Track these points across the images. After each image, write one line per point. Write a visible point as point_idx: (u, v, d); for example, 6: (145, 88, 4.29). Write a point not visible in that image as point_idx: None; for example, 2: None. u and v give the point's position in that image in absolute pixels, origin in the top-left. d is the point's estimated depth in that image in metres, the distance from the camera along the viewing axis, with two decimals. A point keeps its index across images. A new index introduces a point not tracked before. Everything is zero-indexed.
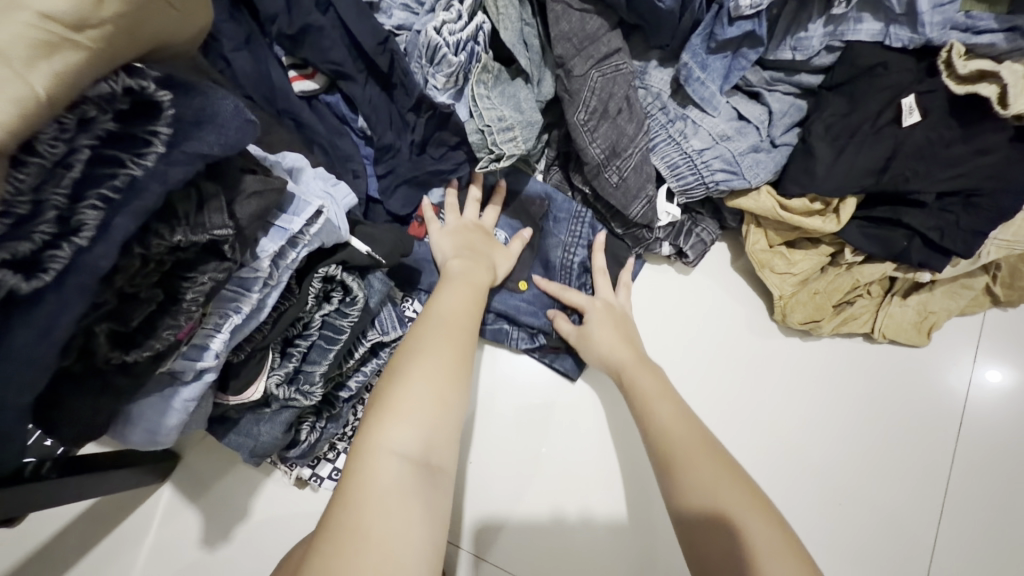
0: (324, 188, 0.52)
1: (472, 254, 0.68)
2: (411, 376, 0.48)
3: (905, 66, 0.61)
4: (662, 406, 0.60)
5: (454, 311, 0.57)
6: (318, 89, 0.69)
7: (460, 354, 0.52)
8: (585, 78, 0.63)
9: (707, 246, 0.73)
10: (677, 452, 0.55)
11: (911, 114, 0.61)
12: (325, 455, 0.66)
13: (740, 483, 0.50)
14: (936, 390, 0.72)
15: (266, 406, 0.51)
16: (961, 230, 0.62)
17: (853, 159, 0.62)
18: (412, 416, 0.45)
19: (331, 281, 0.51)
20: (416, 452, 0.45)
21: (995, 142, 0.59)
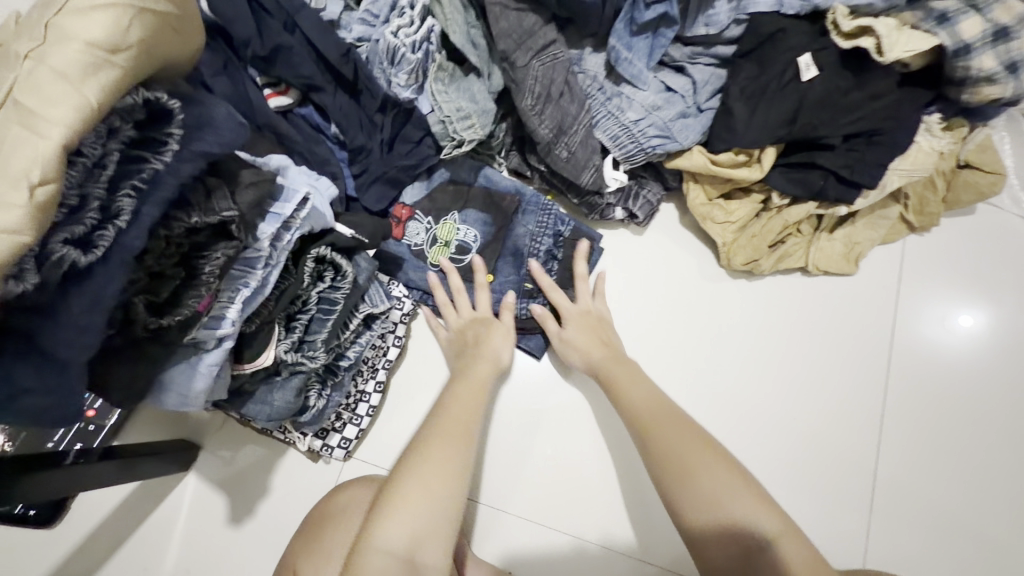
0: (308, 181, 0.59)
1: (473, 353, 0.73)
2: (409, 476, 0.56)
3: (797, 31, 0.71)
4: (633, 387, 0.69)
5: (452, 405, 0.65)
6: (292, 103, 0.79)
7: (452, 451, 0.59)
8: (528, 68, 0.73)
9: (654, 207, 0.81)
10: (649, 426, 0.65)
11: (808, 70, 0.70)
12: (332, 426, 0.73)
13: (703, 453, 0.61)
14: (907, 349, 0.81)
15: (277, 374, 0.58)
16: (866, 164, 0.72)
17: (765, 114, 0.71)
18: (406, 513, 0.53)
19: (323, 262, 0.59)
20: (403, 548, 0.52)
21: (881, 88, 0.69)
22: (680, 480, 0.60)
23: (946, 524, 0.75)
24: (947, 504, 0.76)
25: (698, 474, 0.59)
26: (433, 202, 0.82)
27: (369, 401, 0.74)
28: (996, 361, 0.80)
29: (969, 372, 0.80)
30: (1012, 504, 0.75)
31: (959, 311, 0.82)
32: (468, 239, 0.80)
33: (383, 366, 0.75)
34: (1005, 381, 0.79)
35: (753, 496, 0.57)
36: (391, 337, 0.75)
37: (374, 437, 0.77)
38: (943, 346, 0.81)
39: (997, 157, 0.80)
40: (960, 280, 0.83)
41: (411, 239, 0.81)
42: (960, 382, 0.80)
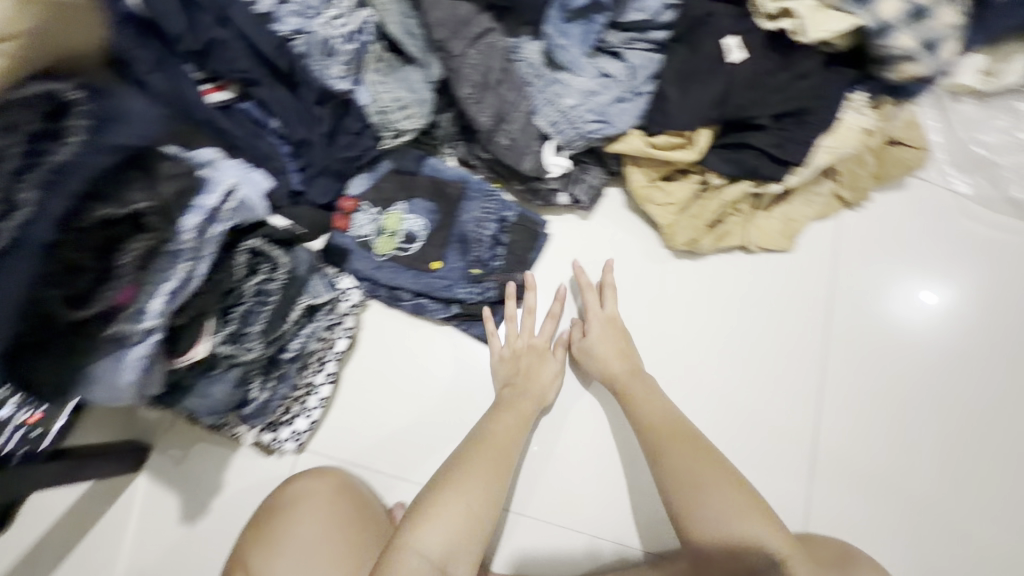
0: (240, 172, 0.58)
1: (524, 384, 0.76)
2: (447, 492, 0.63)
3: (723, 14, 0.73)
4: (645, 402, 0.73)
5: (497, 430, 0.71)
6: (231, 98, 0.78)
7: (490, 473, 0.66)
8: (464, 56, 0.74)
9: (597, 191, 0.83)
10: (661, 442, 0.69)
11: (733, 53, 0.73)
12: (282, 420, 0.73)
13: (714, 471, 0.65)
14: (873, 325, 0.84)
15: (214, 367, 0.58)
16: (796, 143, 0.74)
17: (696, 96, 0.73)
18: (443, 522, 0.61)
19: (258, 254, 0.59)
20: (437, 556, 0.59)
21: (807, 67, 0.72)
22: (691, 494, 0.64)
23: (891, 494, 0.79)
24: (918, 486, 0.79)
25: (708, 489, 0.64)
26: (378, 193, 0.82)
27: (319, 394, 0.74)
28: (958, 336, 0.84)
29: (935, 349, 0.83)
30: (994, 491, 0.79)
31: (922, 289, 0.85)
32: (415, 227, 0.81)
33: (333, 358, 0.75)
34: (968, 358, 0.83)
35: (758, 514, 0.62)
36: (340, 328, 0.75)
37: (328, 430, 0.78)
38: (905, 321, 0.84)
39: (923, 133, 0.82)
40: (916, 258, 0.87)
41: (356, 230, 0.81)
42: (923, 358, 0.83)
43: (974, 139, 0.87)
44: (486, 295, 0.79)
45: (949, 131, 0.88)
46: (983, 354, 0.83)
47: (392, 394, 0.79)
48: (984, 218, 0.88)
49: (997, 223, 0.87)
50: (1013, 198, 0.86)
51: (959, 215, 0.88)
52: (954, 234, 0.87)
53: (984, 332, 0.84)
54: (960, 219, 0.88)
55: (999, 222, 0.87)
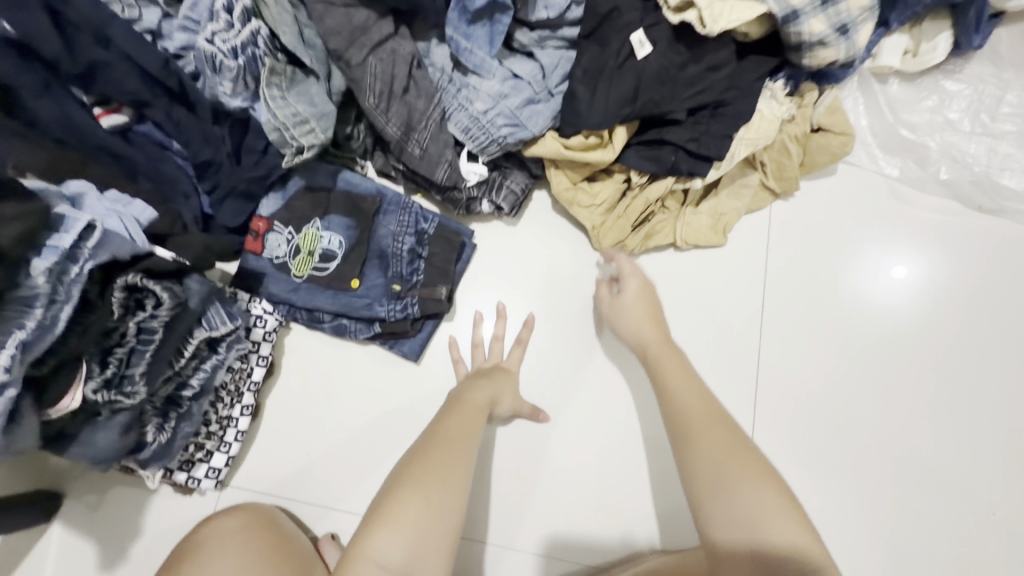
0: (111, 206, 0.56)
1: (478, 382, 0.74)
2: (405, 491, 0.57)
3: (631, 6, 0.70)
4: (676, 378, 0.65)
5: (453, 425, 0.66)
6: (128, 121, 0.74)
7: (451, 472, 0.60)
8: (365, 65, 0.71)
9: (519, 196, 0.80)
10: (689, 422, 0.61)
11: (642, 47, 0.70)
12: (197, 457, 0.70)
13: (745, 463, 0.56)
14: (843, 300, 0.84)
15: (98, 414, 0.54)
16: (712, 136, 0.73)
17: (607, 94, 0.70)
18: (397, 528, 0.55)
19: (139, 289, 0.55)
20: (397, 563, 0.54)
21: (718, 59, 0.70)
22: (720, 484, 0.55)
23: (836, 477, 0.79)
24: (868, 474, 0.79)
25: (740, 482, 0.55)
26: (292, 212, 0.78)
27: (237, 426, 0.71)
28: (928, 308, 0.83)
29: (900, 324, 0.83)
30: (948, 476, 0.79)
31: (893, 263, 0.85)
32: (332, 244, 0.77)
33: (249, 389, 0.71)
34: (923, 338, 0.82)
35: (795, 519, 0.53)
36: (254, 357, 0.72)
37: (253, 462, 0.75)
38: (875, 295, 0.84)
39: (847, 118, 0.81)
40: (879, 233, 0.86)
41: (271, 252, 0.78)
42: (882, 339, 0.82)
43: (901, 120, 0.87)
44: (407, 313, 0.75)
45: (878, 113, 0.87)
46: (947, 330, 0.83)
47: (318, 419, 0.77)
48: (916, 200, 0.87)
49: (933, 205, 0.87)
50: (942, 179, 0.86)
51: (893, 200, 0.87)
52: (894, 216, 0.86)
53: (947, 311, 0.83)
54: (893, 204, 0.87)
55: (935, 204, 0.87)
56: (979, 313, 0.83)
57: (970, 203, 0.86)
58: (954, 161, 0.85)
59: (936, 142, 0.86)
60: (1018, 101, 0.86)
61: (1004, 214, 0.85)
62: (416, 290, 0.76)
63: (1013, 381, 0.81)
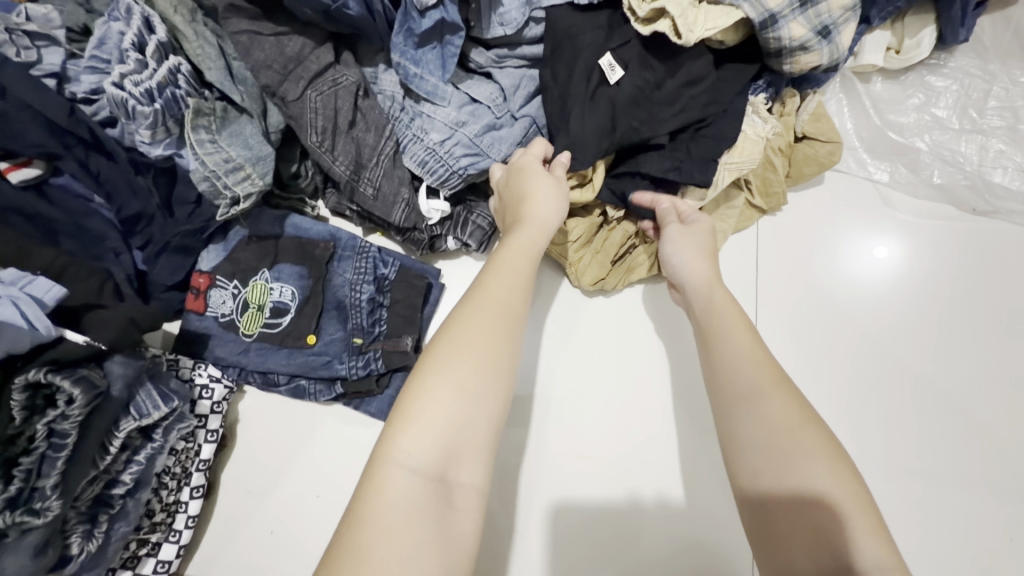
0: (9, 289, 0.48)
1: (519, 207, 0.62)
2: (437, 370, 0.48)
3: (595, 24, 0.65)
4: (729, 331, 0.57)
5: (498, 294, 0.55)
6: (41, 174, 0.65)
7: (485, 355, 0.50)
8: (303, 100, 0.64)
9: (487, 231, 0.72)
10: (741, 379, 0.52)
11: (613, 71, 0.64)
12: (143, 551, 0.62)
13: (810, 427, 0.48)
14: (826, 299, 0.78)
15: (3, 536, 0.46)
16: (694, 160, 0.67)
17: (583, 126, 0.64)
18: (427, 425, 0.46)
19: (44, 386, 0.48)
20: (427, 466, 0.45)
21: (694, 74, 0.64)
22: (772, 447, 0.47)
23: None
24: (896, 495, 0.71)
25: (813, 450, 0.46)
26: (236, 263, 0.70)
27: (187, 512, 0.63)
28: (927, 302, 0.78)
29: (910, 329, 0.77)
30: (988, 499, 0.71)
31: (873, 243, 0.80)
32: (283, 296, 0.70)
33: (197, 469, 0.64)
34: (937, 344, 0.77)
35: (865, 503, 0.44)
36: (201, 433, 0.64)
37: (208, 543, 0.68)
38: (862, 282, 0.79)
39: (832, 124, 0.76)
40: (871, 225, 0.81)
41: (216, 310, 0.70)
42: (884, 345, 0.77)
43: (887, 121, 0.83)
44: (370, 369, 0.68)
45: (861, 116, 0.83)
46: (964, 336, 0.77)
47: (281, 494, 0.69)
48: (907, 204, 0.82)
49: (922, 209, 0.82)
50: (935, 183, 0.81)
51: (880, 205, 0.82)
52: (890, 217, 0.81)
53: (950, 319, 0.77)
54: (884, 211, 0.82)
55: (927, 207, 0.82)
56: (988, 322, 0.77)
57: (964, 205, 0.81)
58: (946, 164, 0.81)
59: (924, 142, 0.82)
60: (1004, 95, 0.82)
61: (1000, 215, 0.80)
62: (379, 343, 0.68)
63: None
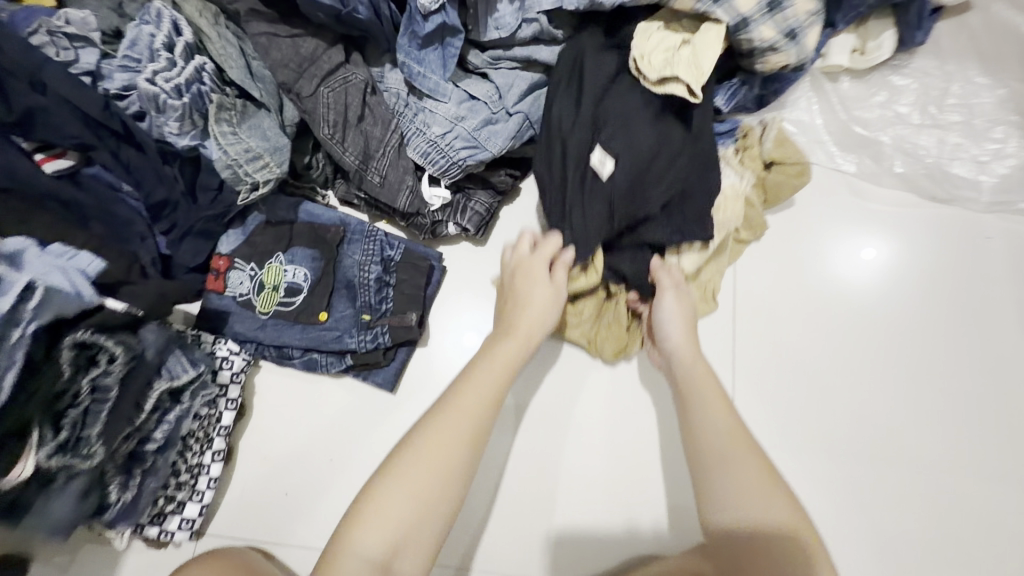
0: (57, 261, 0.53)
1: (513, 308, 0.70)
2: (399, 472, 0.57)
3: (578, 122, 0.71)
4: (710, 405, 0.65)
5: (476, 401, 0.62)
6: (74, 165, 0.71)
7: (446, 461, 0.58)
8: (316, 96, 0.70)
9: (485, 216, 0.78)
10: (717, 448, 0.62)
11: (604, 164, 0.70)
12: (169, 509, 0.67)
13: (779, 501, 0.58)
14: (810, 290, 0.85)
15: (52, 480, 0.52)
16: (687, 220, 0.73)
17: (585, 219, 0.71)
18: (380, 522, 0.55)
19: (90, 346, 0.53)
20: (378, 558, 0.54)
21: (672, 153, 0.71)
22: (711, 502, 0.60)
23: (824, 470, 0.79)
24: (852, 459, 0.80)
25: (782, 521, 0.57)
26: (253, 246, 0.77)
27: (209, 473, 0.69)
28: (898, 292, 0.85)
29: (884, 315, 0.84)
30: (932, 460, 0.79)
31: (861, 245, 0.87)
32: (298, 278, 0.76)
33: (219, 434, 0.69)
34: (909, 327, 0.84)
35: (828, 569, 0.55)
36: (222, 401, 0.70)
37: (228, 504, 0.73)
38: (847, 279, 0.86)
39: (796, 146, 0.82)
40: (855, 223, 0.88)
41: (234, 290, 0.75)
42: (853, 326, 0.84)
43: (853, 117, 0.89)
44: (378, 343, 0.73)
45: (830, 111, 0.90)
46: (927, 318, 0.84)
47: (295, 458, 0.75)
48: (872, 193, 0.89)
49: (888, 197, 0.89)
50: (897, 172, 0.88)
51: (849, 194, 0.89)
52: (862, 209, 0.88)
53: (909, 305, 0.85)
54: (851, 199, 0.89)
55: (891, 196, 0.89)
56: (942, 304, 0.85)
57: (925, 193, 0.88)
58: (907, 155, 0.88)
59: (888, 136, 0.89)
60: (963, 93, 0.89)
61: (956, 202, 0.87)
62: (386, 319, 0.74)
63: (978, 370, 0.82)
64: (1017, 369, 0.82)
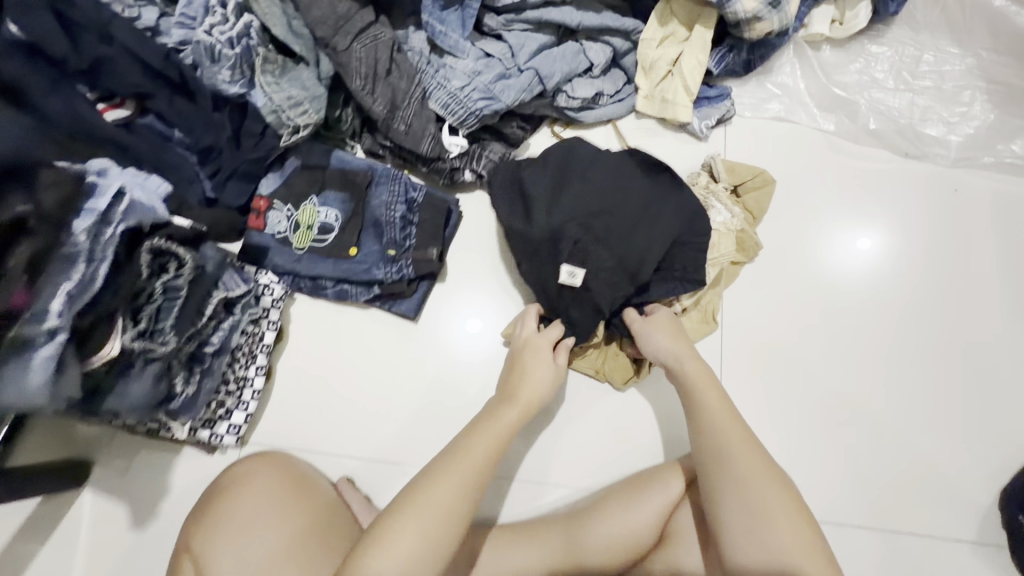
0: (133, 180, 0.61)
1: (513, 378, 0.77)
2: (408, 507, 0.62)
3: (539, 237, 0.77)
4: (715, 409, 0.70)
5: (481, 450, 0.67)
6: (130, 115, 0.79)
7: (459, 488, 0.64)
8: (350, 50, 0.79)
9: (498, 163, 0.86)
10: (721, 447, 0.67)
11: (575, 275, 0.75)
12: (219, 415, 0.76)
13: (777, 498, 0.63)
14: (807, 269, 0.91)
15: (131, 365, 0.60)
16: (677, 269, 0.78)
17: (582, 319, 0.78)
18: (394, 548, 0.59)
19: (162, 254, 0.61)
20: None
21: (642, 239, 0.75)
22: (712, 503, 0.65)
23: (809, 398, 0.86)
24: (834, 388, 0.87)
25: (777, 519, 0.61)
26: (290, 187, 0.85)
27: (253, 385, 0.77)
28: (882, 254, 0.92)
29: (880, 292, 0.90)
30: (905, 387, 0.87)
31: (858, 236, 0.93)
32: (330, 218, 0.84)
33: (262, 351, 0.78)
34: (892, 283, 0.91)
35: (818, 560, 0.60)
36: (265, 322, 0.78)
37: (267, 417, 0.82)
38: (842, 266, 0.91)
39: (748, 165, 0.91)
40: (853, 215, 0.94)
41: (273, 228, 0.84)
42: (838, 281, 0.91)
43: (833, 81, 0.98)
44: (403, 274, 0.82)
45: (813, 76, 0.98)
46: (907, 265, 0.91)
47: (326, 379, 0.84)
48: (850, 149, 0.97)
49: (864, 153, 0.97)
50: (871, 129, 0.96)
51: (830, 152, 0.97)
52: (843, 167, 0.96)
53: (889, 255, 0.92)
54: (830, 155, 0.97)
55: (867, 153, 0.97)
56: (920, 255, 0.92)
57: (897, 149, 0.96)
58: (880, 115, 0.96)
59: (863, 99, 0.97)
60: (934, 60, 0.97)
61: (926, 158, 0.96)
62: (410, 253, 0.82)
63: (947, 307, 0.90)
64: (982, 309, 0.89)
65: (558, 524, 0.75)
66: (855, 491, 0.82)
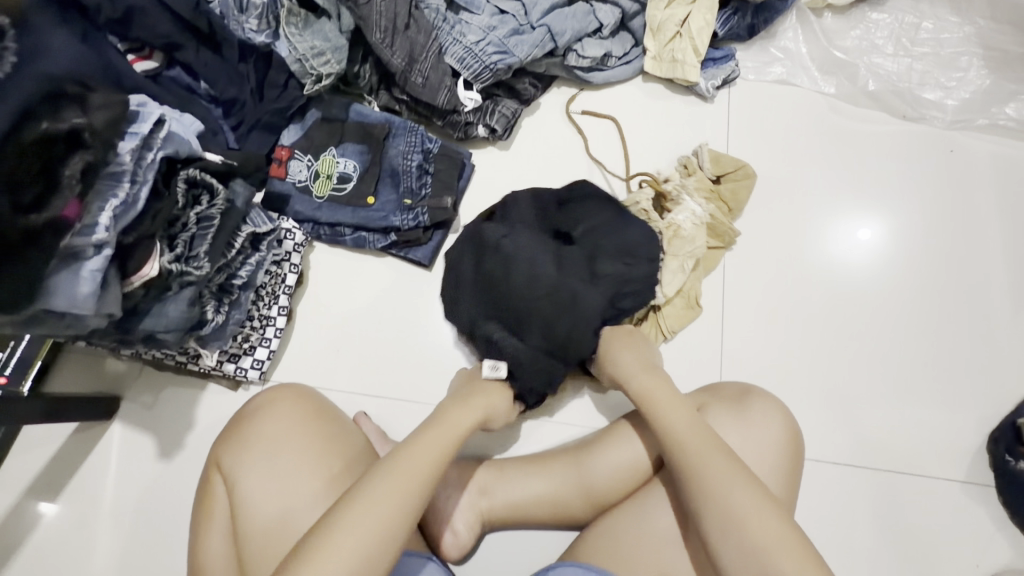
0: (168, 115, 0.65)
1: (466, 393, 0.72)
2: (347, 512, 0.55)
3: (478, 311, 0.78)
4: (675, 413, 0.66)
5: (431, 450, 0.61)
6: (159, 66, 0.80)
7: (403, 488, 0.57)
8: (371, 3, 0.82)
9: (510, 119, 0.91)
10: (687, 447, 0.63)
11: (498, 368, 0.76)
12: (244, 350, 0.80)
13: (753, 491, 0.58)
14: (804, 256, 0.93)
15: (168, 288, 0.64)
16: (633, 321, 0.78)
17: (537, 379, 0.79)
18: (335, 553, 0.52)
19: (196, 185, 0.65)
20: None
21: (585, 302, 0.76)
22: (696, 506, 0.60)
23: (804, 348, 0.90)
24: (829, 339, 0.90)
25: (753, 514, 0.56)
26: (310, 138, 0.89)
27: (275, 324, 0.81)
28: (880, 221, 0.95)
29: (884, 276, 0.92)
30: (899, 339, 0.90)
31: (859, 227, 0.95)
32: (349, 168, 0.88)
33: (284, 292, 0.82)
34: (888, 247, 0.94)
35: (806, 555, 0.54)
36: (287, 264, 0.82)
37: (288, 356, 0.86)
38: (842, 256, 0.93)
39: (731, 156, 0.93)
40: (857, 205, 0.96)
41: (294, 177, 0.87)
42: (835, 246, 0.94)
43: (834, 45, 1.01)
44: (419, 221, 0.86)
45: (815, 40, 1.01)
46: (904, 224, 0.95)
47: (344, 323, 0.87)
48: (849, 112, 1.00)
49: (862, 115, 1.00)
50: (869, 91, 1.00)
51: (830, 114, 1.00)
52: (841, 130, 0.99)
53: (886, 217, 0.95)
54: (829, 116, 1.00)
55: (865, 115, 1.00)
56: (915, 218, 0.95)
57: (893, 111, 1.00)
58: (878, 77, 1.00)
59: (863, 62, 1.00)
60: (933, 28, 1.00)
61: (923, 121, 0.99)
62: (426, 202, 0.86)
63: (941, 264, 0.93)
64: (976, 266, 0.92)
65: (563, 454, 0.78)
66: (848, 434, 0.86)
